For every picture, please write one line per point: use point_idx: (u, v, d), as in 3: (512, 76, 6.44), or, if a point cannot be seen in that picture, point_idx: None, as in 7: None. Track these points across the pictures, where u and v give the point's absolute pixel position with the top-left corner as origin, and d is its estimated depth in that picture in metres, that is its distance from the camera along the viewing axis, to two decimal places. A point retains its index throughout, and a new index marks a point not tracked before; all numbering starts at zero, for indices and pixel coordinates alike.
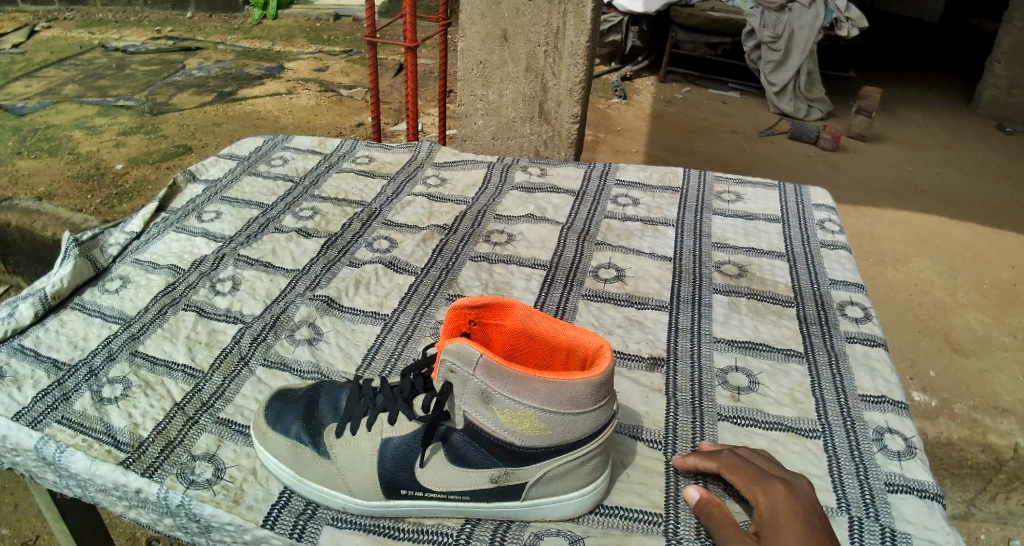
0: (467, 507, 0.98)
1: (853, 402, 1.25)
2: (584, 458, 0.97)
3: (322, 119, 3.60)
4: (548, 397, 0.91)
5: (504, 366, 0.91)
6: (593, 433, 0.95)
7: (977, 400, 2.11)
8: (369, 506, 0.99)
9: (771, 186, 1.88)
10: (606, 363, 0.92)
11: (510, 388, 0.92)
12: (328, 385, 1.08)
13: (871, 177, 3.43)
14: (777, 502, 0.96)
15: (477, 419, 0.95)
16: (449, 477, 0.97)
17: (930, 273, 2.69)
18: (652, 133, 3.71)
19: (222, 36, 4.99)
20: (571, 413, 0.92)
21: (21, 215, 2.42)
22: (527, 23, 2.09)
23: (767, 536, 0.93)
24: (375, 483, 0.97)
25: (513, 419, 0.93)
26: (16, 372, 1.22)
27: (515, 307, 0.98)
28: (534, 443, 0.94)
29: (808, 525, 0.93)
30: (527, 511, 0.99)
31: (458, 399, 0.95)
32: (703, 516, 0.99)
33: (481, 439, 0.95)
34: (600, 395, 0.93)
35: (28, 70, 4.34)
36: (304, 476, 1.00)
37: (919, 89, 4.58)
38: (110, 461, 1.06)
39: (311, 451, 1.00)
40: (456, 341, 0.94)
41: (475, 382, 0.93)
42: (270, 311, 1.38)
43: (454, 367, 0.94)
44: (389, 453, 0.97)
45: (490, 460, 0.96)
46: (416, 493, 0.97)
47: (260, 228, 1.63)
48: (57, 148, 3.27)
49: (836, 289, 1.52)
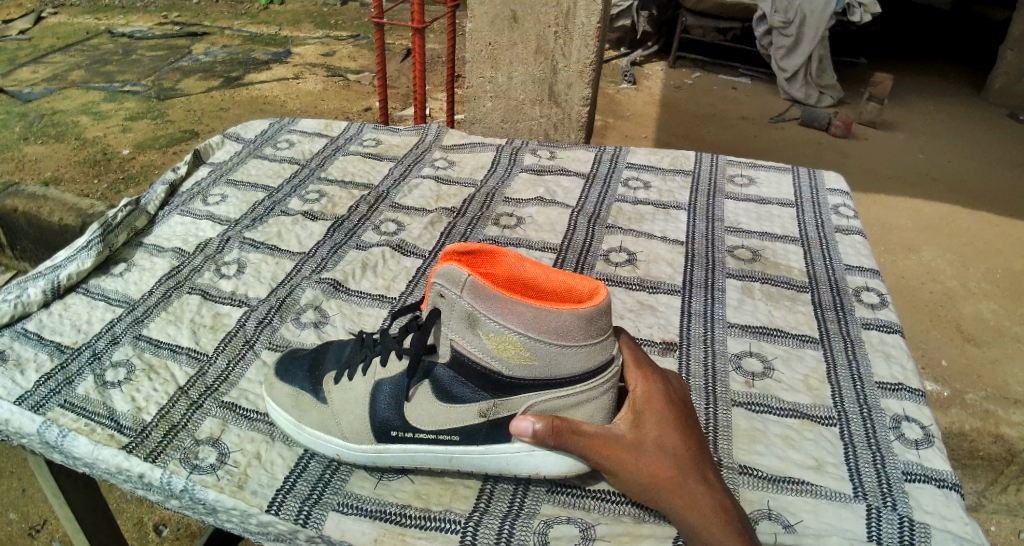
0: (456, 455, 0.97)
1: (870, 390, 1.22)
2: (582, 398, 0.95)
3: (328, 103, 3.58)
4: (534, 321, 0.90)
5: (489, 288, 0.91)
6: (586, 371, 0.93)
7: (990, 391, 2.08)
8: (360, 452, 0.99)
9: (784, 170, 1.85)
10: (597, 301, 0.90)
11: (496, 311, 0.91)
12: (336, 343, 1.11)
13: (883, 164, 3.38)
14: (652, 389, 1.02)
15: (464, 346, 0.95)
16: (436, 415, 0.96)
17: (941, 261, 2.65)
18: (661, 120, 3.67)
19: (229, 21, 4.96)
20: (557, 344, 0.90)
21: (28, 201, 2.41)
22: (536, 4, 2.06)
23: (644, 421, 0.99)
24: (364, 427, 0.98)
25: (499, 345, 0.92)
26: (19, 356, 1.20)
27: (504, 253, 0.95)
28: (521, 372, 0.93)
29: (679, 417, 1.02)
30: (519, 461, 0.96)
31: (446, 326, 0.96)
32: (550, 432, 0.91)
33: (467, 370, 0.96)
34: (591, 331, 0.91)
35: (35, 56, 4.32)
36: (303, 423, 1.02)
37: (932, 76, 4.50)
38: (113, 446, 1.05)
39: (309, 396, 1.03)
40: (445, 263, 0.94)
41: (462, 303, 0.93)
42: (276, 294, 1.36)
43: (442, 289, 0.95)
44: (381, 391, 0.98)
45: (479, 394, 0.96)
46: (406, 435, 0.97)
47: (266, 211, 1.61)
48: (63, 133, 3.26)
49: (852, 275, 1.49)
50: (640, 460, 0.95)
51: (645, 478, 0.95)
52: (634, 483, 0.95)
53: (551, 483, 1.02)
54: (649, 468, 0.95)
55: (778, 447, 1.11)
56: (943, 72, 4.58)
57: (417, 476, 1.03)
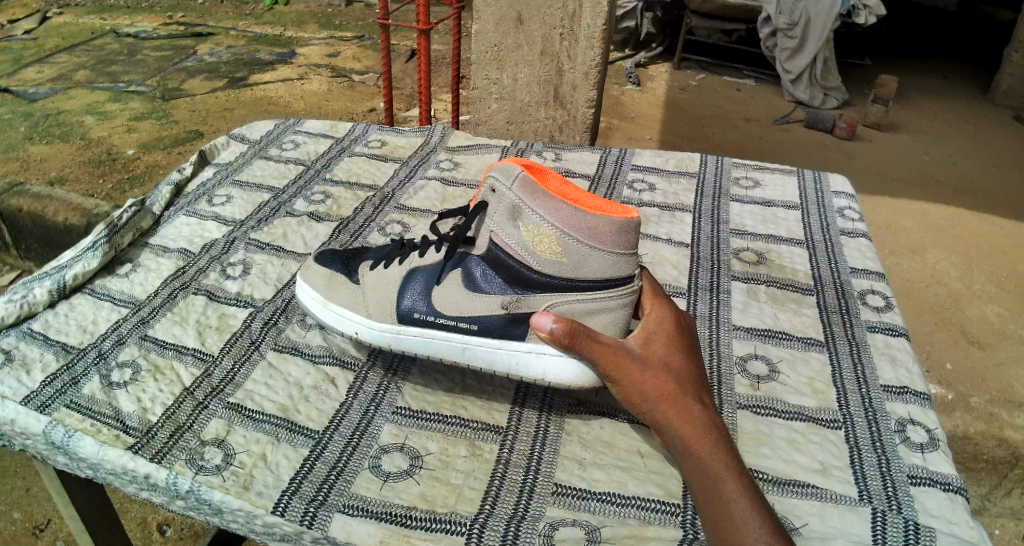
0: (470, 346, 1.09)
1: (876, 393, 1.22)
2: (603, 306, 1.05)
3: (332, 104, 3.58)
4: (571, 219, 1.03)
5: (537, 184, 1.05)
6: (607, 280, 1.05)
7: (994, 394, 2.07)
8: (382, 332, 1.12)
9: (790, 173, 1.84)
10: (629, 217, 1.03)
11: (540, 205, 1.04)
12: (375, 248, 1.25)
13: (887, 166, 3.37)
14: (665, 316, 1.10)
15: (503, 238, 1.08)
16: (459, 301, 1.10)
17: (946, 263, 2.64)
18: (665, 121, 3.67)
19: (234, 21, 4.96)
20: (588, 245, 1.03)
21: (33, 200, 2.42)
22: (542, 5, 2.06)
23: (653, 342, 1.06)
24: (392, 307, 1.12)
25: (534, 239, 1.05)
26: (25, 356, 1.21)
27: (553, 173, 1.10)
28: (549, 268, 1.06)
29: (687, 347, 1.09)
30: (528, 361, 1.06)
31: (490, 220, 1.10)
32: (565, 333, 1.00)
33: (497, 264, 1.09)
34: (620, 243, 1.04)
35: (40, 56, 4.34)
36: (332, 301, 1.16)
37: (937, 78, 4.49)
38: (118, 446, 1.05)
39: (344, 279, 1.19)
40: (505, 163, 1.09)
41: (510, 196, 1.07)
42: (281, 295, 1.36)
43: (494, 183, 1.09)
44: (412, 276, 1.13)
45: (503, 289, 1.09)
46: (427, 319, 1.10)
47: (272, 212, 1.61)
48: (68, 133, 3.27)
49: (857, 278, 1.48)
50: (644, 371, 1.02)
51: (646, 389, 1.01)
52: (633, 391, 1.01)
53: (557, 485, 1.02)
54: (651, 380, 1.01)
55: (783, 450, 1.11)
56: (948, 73, 4.57)
57: (422, 478, 1.03)
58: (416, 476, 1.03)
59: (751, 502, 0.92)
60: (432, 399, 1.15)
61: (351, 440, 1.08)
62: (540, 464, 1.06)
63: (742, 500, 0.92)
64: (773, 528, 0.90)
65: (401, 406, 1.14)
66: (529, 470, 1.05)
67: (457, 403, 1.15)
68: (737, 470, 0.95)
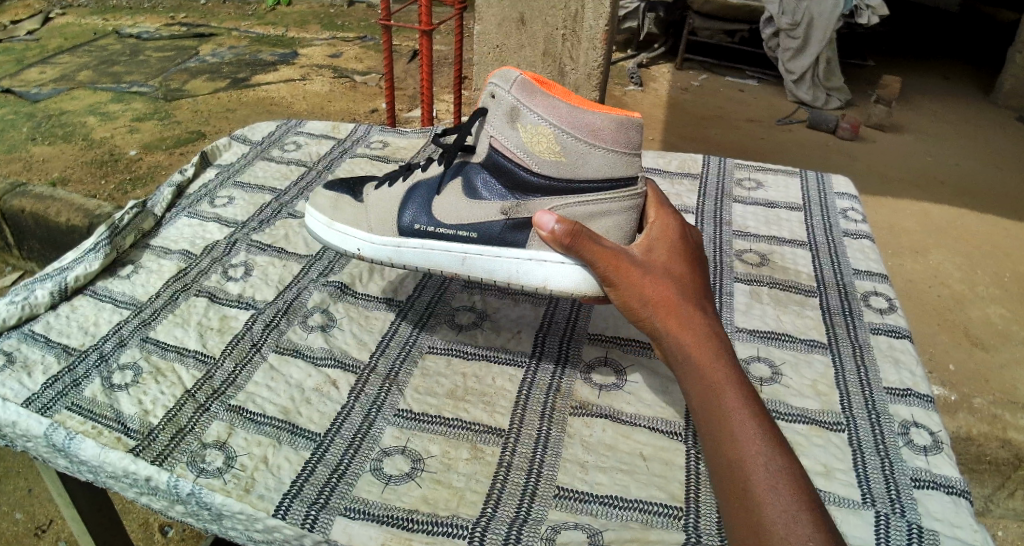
0: (470, 255, 1.13)
1: (879, 395, 1.21)
2: (604, 208, 1.10)
3: (335, 104, 3.58)
4: (568, 117, 1.08)
5: (535, 85, 1.10)
6: (607, 181, 1.10)
7: (998, 395, 2.07)
8: (384, 245, 1.17)
9: (793, 173, 1.84)
10: (626, 114, 1.08)
11: (538, 106, 1.09)
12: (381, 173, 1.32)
13: (890, 166, 3.37)
14: (669, 227, 1.12)
15: (502, 143, 1.13)
16: (459, 211, 1.16)
17: (949, 264, 2.63)
18: (668, 121, 3.66)
19: (236, 22, 4.97)
20: (587, 142, 1.08)
21: (35, 201, 2.42)
22: (544, 7, 2.07)
23: (655, 251, 1.08)
24: (395, 222, 1.18)
25: (533, 140, 1.10)
26: (26, 357, 1.21)
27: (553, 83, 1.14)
28: (548, 170, 1.11)
29: (689, 256, 1.10)
30: (528, 269, 1.11)
31: (488, 125, 1.14)
32: (567, 234, 1.02)
33: (496, 172, 1.15)
34: (618, 140, 1.08)
35: (43, 56, 4.34)
36: (335, 220, 1.21)
37: (940, 78, 4.48)
38: (120, 448, 1.05)
39: (349, 199, 1.24)
40: (504, 68, 1.14)
41: (508, 99, 1.11)
42: (283, 297, 1.35)
43: (493, 89, 1.14)
44: (415, 192, 1.20)
45: (503, 196, 1.14)
46: (428, 229, 1.16)
47: (273, 213, 1.61)
48: (71, 134, 3.27)
49: (860, 279, 1.48)
50: (645, 278, 1.03)
51: (646, 294, 1.02)
52: (633, 297, 1.03)
53: (558, 488, 1.02)
54: (651, 286, 1.03)
55: None
56: (951, 73, 4.56)
57: (423, 481, 1.03)
58: (417, 479, 1.03)
59: (751, 415, 0.93)
60: (434, 401, 1.15)
61: (353, 443, 1.07)
62: (542, 467, 1.05)
63: (742, 412, 0.93)
64: (773, 442, 0.91)
65: (403, 408, 1.14)
66: (531, 473, 1.04)
67: (459, 405, 1.15)
68: (738, 382, 0.97)
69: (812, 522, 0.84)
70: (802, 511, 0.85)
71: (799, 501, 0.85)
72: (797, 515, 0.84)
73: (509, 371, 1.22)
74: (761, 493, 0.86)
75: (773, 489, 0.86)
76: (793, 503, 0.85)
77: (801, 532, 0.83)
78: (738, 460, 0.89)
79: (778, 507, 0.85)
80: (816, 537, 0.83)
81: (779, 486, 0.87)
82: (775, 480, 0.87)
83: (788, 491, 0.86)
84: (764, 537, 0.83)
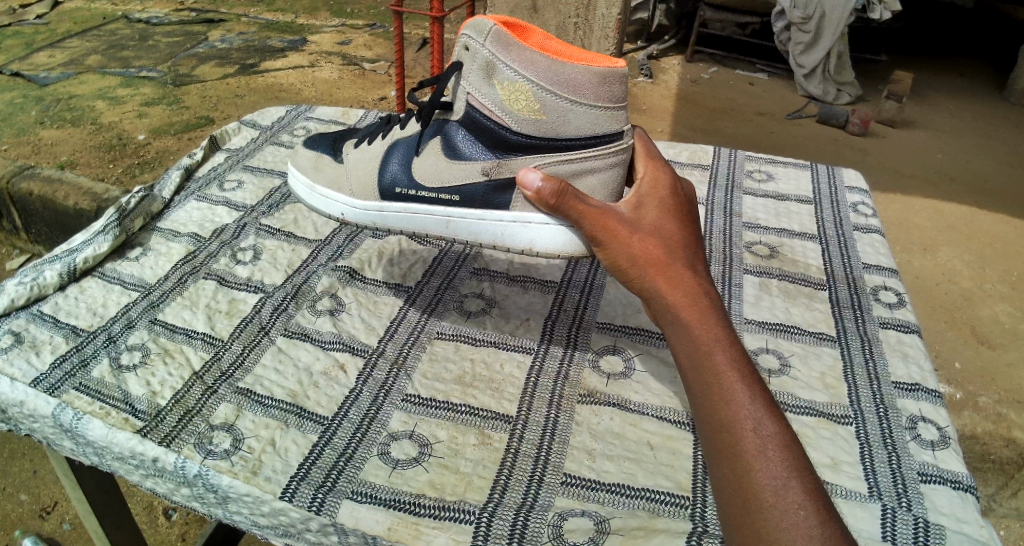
0: (454, 219, 1.12)
1: (886, 389, 1.21)
2: (588, 165, 1.09)
3: (344, 92, 3.58)
4: (547, 73, 1.06)
5: (510, 38, 1.07)
6: (591, 138, 1.09)
7: (1003, 394, 2.06)
8: (367, 210, 1.15)
9: (804, 166, 1.83)
10: (609, 68, 1.06)
11: (513, 60, 1.07)
12: (359, 130, 1.31)
13: (900, 162, 3.34)
14: (659, 181, 1.09)
15: (480, 102, 1.11)
16: (443, 172, 1.14)
17: (958, 262, 2.62)
18: (677, 114, 3.64)
19: (245, 7, 4.95)
20: (568, 98, 1.06)
21: (43, 184, 2.42)
22: None
23: (647, 205, 1.05)
24: (375, 185, 1.16)
25: (511, 98, 1.08)
26: (35, 338, 1.21)
27: (532, 28, 1.11)
28: (528, 129, 1.09)
29: (680, 205, 1.07)
30: (513, 232, 1.09)
31: (465, 82, 1.13)
32: (552, 194, 1.01)
33: (476, 130, 1.13)
34: (602, 95, 1.07)
35: (51, 40, 4.34)
36: (316, 184, 1.20)
37: (952, 75, 4.45)
38: (127, 429, 1.05)
39: (329, 159, 1.23)
40: (476, 17, 1.10)
41: (483, 53, 1.09)
42: (292, 281, 1.35)
43: (467, 40, 1.11)
44: (393, 153, 1.18)
45: (483, 155, 1.13)
46: (410, 193, 1.15)
47: (283, 198, 1.61)
48: (79, 118, 3.27)
49: (869, 273, 1.47)
50: (634, 236, 1.00)
51: (636, 254, 0.99)
52: (622, 256, 1.00)
53: (566, 475, 1.02)
54: (640, 245, 1.00)
55: None
56: (963, 71, 4.52)
57: (431, 465, 1.03)
58: (424, 463, 1.03)
59: (742, 379, 0.90)
60: (442, 387, 1.15)
61: (360, 426, 1.08)
62: (550, 455, 1.05)
63: (734, 376, 0.90)
64: (766, 406, 0.89)
65: (411, 393, 1.14)
66: (539, 460, 1.04)
67: (468, 391, 1.15)
68: (730, 344, 0.93)
69: (803, 487, 0.82)
70: (793, 477, 0.83)
71: (790, 466, 0.83)
72: (788, 481, 0.83)
73: (517, 357, 1.22)
74: (752, 458, 0.84)
75: (765, 454, 0.84)
76: (784, 469, 0.83)
77: (791, 497, 0.81)
78: (727, 424, 0.87)
79: (769, 473, 0.83)
80: (807, 503, 0.81)
81: (770, 450, 0.85)
82: (767, 444, 0.85)
83: (779, 457, 0.84)
84: (752, 502, 0.82)
